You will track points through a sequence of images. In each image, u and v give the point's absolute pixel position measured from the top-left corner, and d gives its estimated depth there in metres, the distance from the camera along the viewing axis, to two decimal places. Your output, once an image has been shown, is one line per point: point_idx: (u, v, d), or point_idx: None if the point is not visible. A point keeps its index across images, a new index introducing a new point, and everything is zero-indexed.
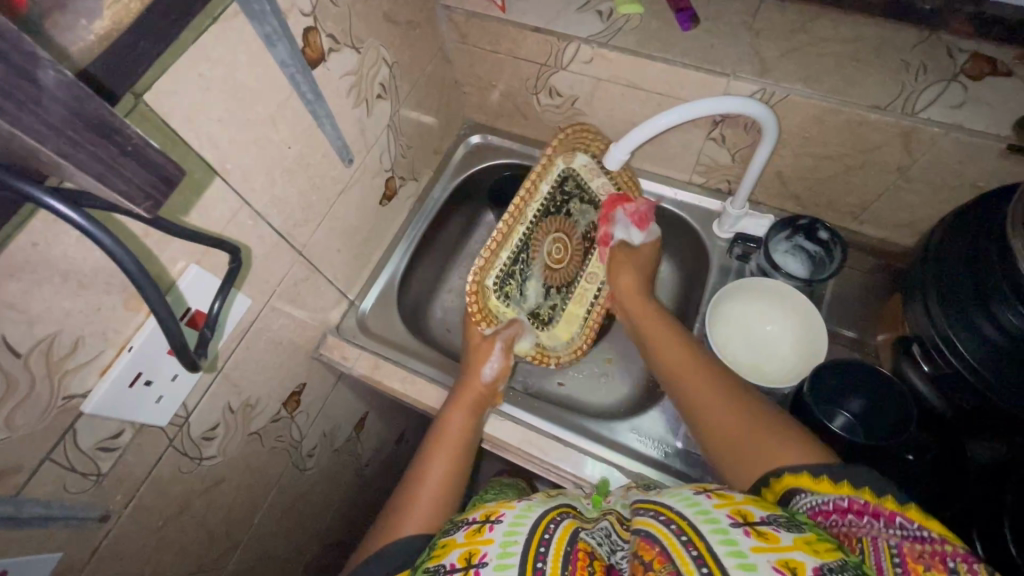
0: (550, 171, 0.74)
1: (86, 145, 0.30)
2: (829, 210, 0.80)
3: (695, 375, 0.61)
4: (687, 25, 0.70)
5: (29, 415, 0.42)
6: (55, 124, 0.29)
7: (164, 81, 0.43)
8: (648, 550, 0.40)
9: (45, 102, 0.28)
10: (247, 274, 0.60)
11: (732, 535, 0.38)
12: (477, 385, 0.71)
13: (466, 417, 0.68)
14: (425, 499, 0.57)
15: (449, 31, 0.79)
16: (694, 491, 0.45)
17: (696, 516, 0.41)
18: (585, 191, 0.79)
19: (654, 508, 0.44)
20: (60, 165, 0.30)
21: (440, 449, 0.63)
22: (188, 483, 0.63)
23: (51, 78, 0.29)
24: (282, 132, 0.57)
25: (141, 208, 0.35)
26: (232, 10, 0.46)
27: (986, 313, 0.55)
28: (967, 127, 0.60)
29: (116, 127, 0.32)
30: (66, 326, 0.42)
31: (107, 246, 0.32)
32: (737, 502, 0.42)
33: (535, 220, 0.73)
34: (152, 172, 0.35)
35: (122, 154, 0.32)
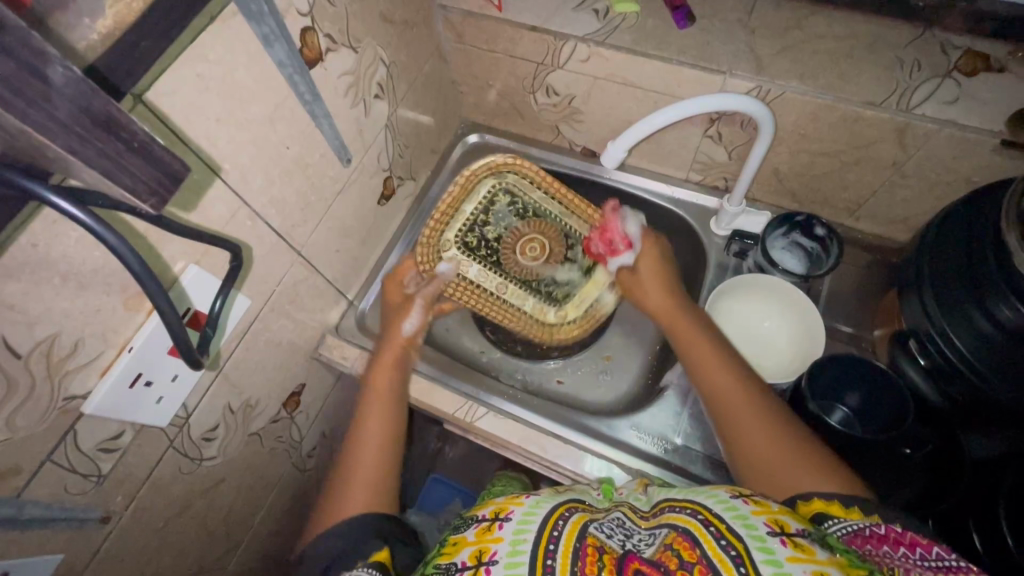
0: (448, 246, 0.83)
1: (93, 142, 0.31)
2: (826, 207, 0.80)
3: (720, 390, 0.59)
4: (683, 24, 0.70)
5: (30, 416, 0.42)
6: (64, 120, 0.29)
7: (166, 79, 0.43)
8: (684, 545, 0.41)
9: (53, 98, 0.29)
10: (246, 274, 0.60)
11: (769, 543, 0.39)
12: (398, 340, 0.74)
13: (390, 373, 0.70)
14: (365, 460, 0.59)
15: (446, 30, 0.79)
16: (729, 493, 0.45)
17: (731, 518, 0.42)
18: (472, 212, 0.85)
19: (690, 506, 0.45)
20: (66, 161, 0.30)
21: (372, 406, 0.65)
22: (189, 483, 0.63)
23: (60, 75, 0.29)
24: (281, 132, 0.57)
25: (145, 204, 0.35)
26: (230, 11, 0.46)
27: (979, 309, 0.56)
28: (961, 123, 0.61)
29: (122, 124, 0.32)
30: (66, 326, 0.42)
31: (114, 246, 0.32)
32: (774, 511, 0.43)
33: (487, 269, 0.85)
34: (158, 169, 0.35)
35: (127, 150, 0.33)
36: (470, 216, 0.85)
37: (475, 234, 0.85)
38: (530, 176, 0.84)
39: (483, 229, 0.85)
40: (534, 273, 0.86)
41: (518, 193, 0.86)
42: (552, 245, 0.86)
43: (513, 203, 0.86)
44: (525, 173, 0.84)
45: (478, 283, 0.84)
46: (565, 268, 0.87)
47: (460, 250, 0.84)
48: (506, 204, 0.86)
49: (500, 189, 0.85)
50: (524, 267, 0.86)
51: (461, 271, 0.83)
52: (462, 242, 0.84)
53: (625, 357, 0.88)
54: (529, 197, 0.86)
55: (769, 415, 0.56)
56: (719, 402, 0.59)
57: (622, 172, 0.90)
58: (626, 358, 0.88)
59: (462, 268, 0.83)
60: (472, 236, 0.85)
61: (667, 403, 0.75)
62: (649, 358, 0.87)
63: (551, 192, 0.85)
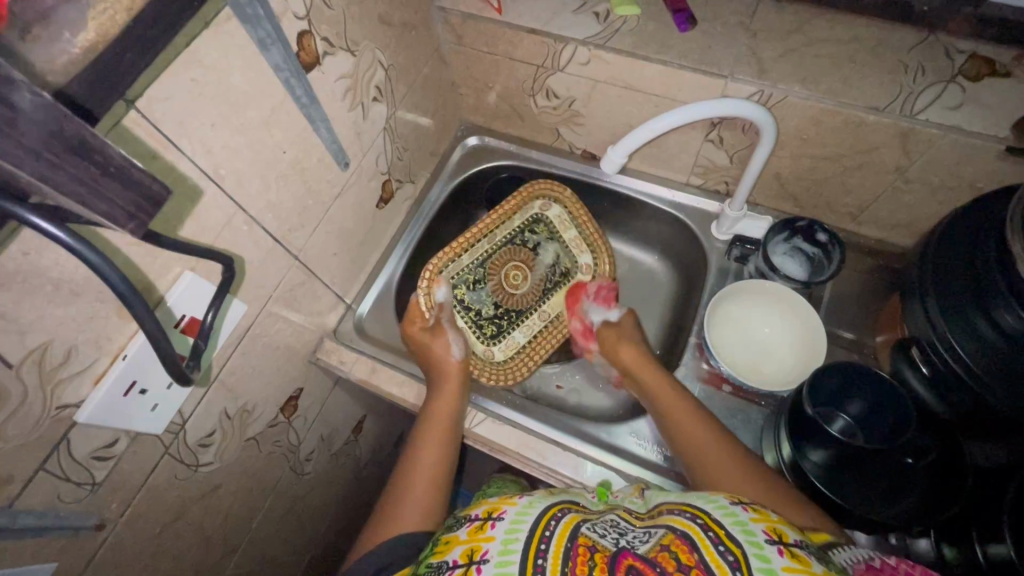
0: (490, 352, 0.83)
1: (64, 166, 0.30)
2: (828, 211, 0.79)
3: (692, 440, 0.62)
4: (684, 27, 0.70)
5: (22, 425, 0.42)
6: (33, 146, 0.29)
7: (160, 85, 0.42)
8: (681, 548, 0.39)
9: (20, 124, 0.28)
10: (242, 280, 0.59)
11: (766, 551, 0.39)
12: (451, 367, 0.74)
13: (452, 397, 0.71)
14: (414, 487, 0.60)
15: (445, 32, 0.79)
16: (729, 499, 0.45)
17: (730, 524, 0.42)
18: (457, 308, 0.84)
19: (691, 510, 0.44)
20: (41, 187, 0.30)
21: (430, 430, 0.67)
22: (185, 489, 0.63)
23: (27, 100, 0.28)
24: (277, 137, 0.56)
25: (126, 229, 0.35)
26: (224, 15, 0.45)
27: (985, 315, 0.55)
28: (965, 128, 0.60)
29: (96, 147, 0.31)
30: (58, 335, 0.42)
31: (96, 263, 0.31)
32: (773, 521, 0.43)
33: (520, 322, 0.85)
34: (134, 190, 0.34)
35: (104, 175, 0.32)
36: (469, 322, 0.84)
37: (484, 324, 0.85)
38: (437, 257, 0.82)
39: (481, 315, 0.85)
40: (539, 280, 0.87)
41: (465, 272, 0.86)
42: (508, 255, 0.87)
43: (472, 282, 0.86)
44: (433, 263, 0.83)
45: (535, 336, 0.85)
46: (549, 257, 0.88)
47: (494, 345, 0.84)
48: (471, 286, 0.86)
49: (457, 283, 0.85)
50: (523, 282, 0.87)
51: (515, 349, 0.84)
52: (484, 337, 0.84)
53: None
54: (476, 263, 0.86)
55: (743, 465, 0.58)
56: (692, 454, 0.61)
57: (623, 175, 0.89)
58: None
59: (516, 343, 0.84)
60: (494, 329, 0.85)
61: None
62: None
63: (474, 248, 0.86)
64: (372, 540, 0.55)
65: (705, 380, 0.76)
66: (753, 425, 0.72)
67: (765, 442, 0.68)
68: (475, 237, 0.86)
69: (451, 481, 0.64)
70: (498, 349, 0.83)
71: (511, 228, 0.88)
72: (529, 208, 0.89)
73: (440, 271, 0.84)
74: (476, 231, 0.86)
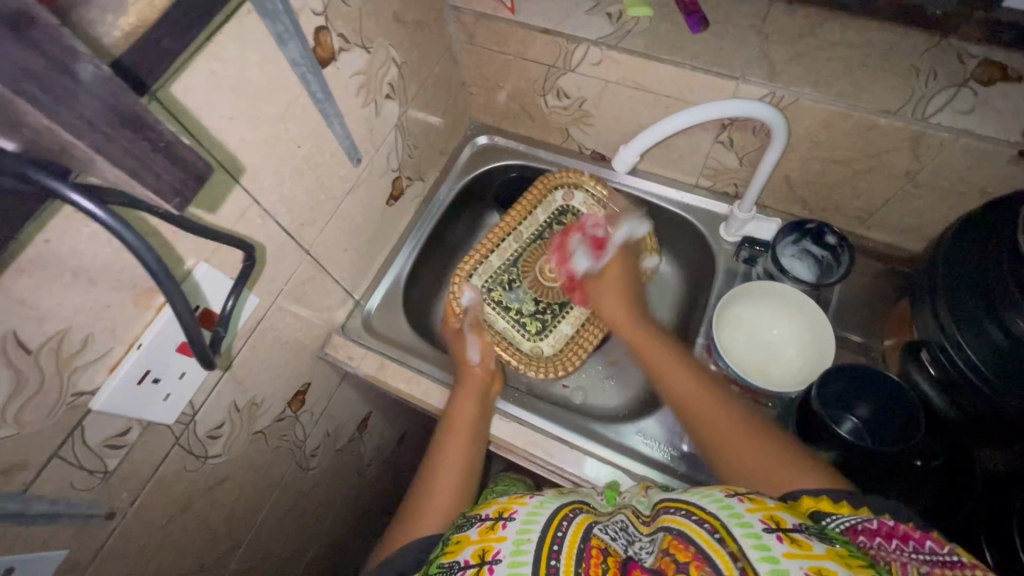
0: (537, 347, 0.84)
1: (118, 140, 0.30)
2: (837, 215, 0.80)
3: (695, 407, 0.63)
4: (696, 28, 0.70)
5: (38, 411, 0.42)
6: (91, 119, 0.29)
7: (183, 76, 0.43)
8: (678, 546, 0.40)
9: (81, 96, 0.28)
10: (257, 274, 0.60)
11: (765, 541, 0.38)
12: (472, 370, 0.74)
13: (473, 402, 0.71)
14: (439, 491, 0.61)
15: (457, 31, 0.79)
16: (725, 493, 0.44)
17: (729, 519, 0.41)
18: (495, 308, 0.85)
19: (684, 507, 0.44)
20: (92, 159, 0.30)
21: (451, 436, 0.67)
22: (193, 481, 0.63)
23: (89, 73, 0.28)
24: (292, 131, 0.57)
25: (169, 204, 0.35)
26: (244, 9, 0.46)
27: (994, 320, 0.55)
28: (976, 132, 0.60)
29: (149, 122, 0.31)
30: (75, 322, 0.42)
31: (130, 241, 0.31)
32: (769, 508, 0.42)
33: (566, 314, 0.86)
34: (181, 169, 0.34)
35: (152, 149, 0.32)
36: (511, 321, 0.85)
37: (528, 320, 0.85)
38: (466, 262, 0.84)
39: (524, 313, 0.86)
40: None
41: (500, 273, 0.87)
42: (539, 253, 0.88)
43: (507, 282, 0.87)
44: (462, 267, 0.85)
45: (581, 326, 0.85)
46: None
47: (541, 341, 0.84)
48: (505, 287, 0.86)
49: (490, 286, 0.86)
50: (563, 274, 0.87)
51: (564, 340, 0.85)
52: (529, 334, 0.85)
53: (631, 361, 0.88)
54: (506, 263, 0.87)
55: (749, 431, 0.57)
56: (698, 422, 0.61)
57: (632, 176, 0.89)
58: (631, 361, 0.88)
59: (563, 335, 0.85)
60: (541, 325, 0.85)
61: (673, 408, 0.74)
62: None
63: (501, 249, 0.87)
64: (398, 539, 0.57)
65: None
66: None
67: None
68: (500, 237, 0.87)
69: (475, 484, 0.65)
70: (546, 344, 0.84)
71: (536, 224, 0.89)
72: (551, 200, 0.89)
73: (471, 275, 0.85)
74: (495, 234, 0.87)
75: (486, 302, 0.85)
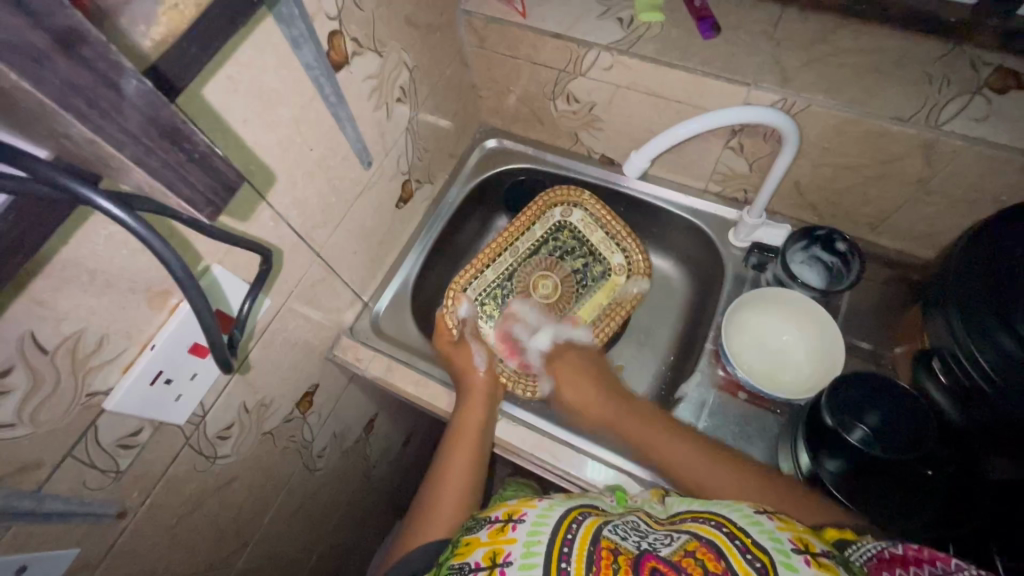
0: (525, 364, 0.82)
1: (158, 152, 0.30)
2: (847, 221, 0.79)
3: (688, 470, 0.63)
4: (708, 34, 0.70)
5: (54, 411, 0.43)
6: (133, 132, 0.29)
7: (204, 83, 0.44)
8: (708, 555, 0.39)
9: (125, 109, 0.28)
10: (275, 279, 0.62)
11: (793, 560, 0.39)
12: (477, 379, 0.73)
13: (482, 410, 0.71)
14: (452, 497, 0.63)
15: (468, 35, 0.79)
16: (753, 509, 0.45)
17: (757, 534, 0.41)
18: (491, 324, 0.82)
19: (714, 518, 0.44)
20: (128, 168, 0.30)
21: (458, 445, 0.67)
22: (203, 481, 0.63)
23: (133, 87, 0.28)
24: (305, 135, 0.57)
25: (201, 212, 0.35)
26: (261, 16, 0.46)
27: (1003, 325, 0.55)
28: (990, 140, 0.60)
29: (186, 134, 0.31)
30: (91, 323, 0.43)
31: (159, 250, 0.31)
32: (799, 530, 0.43)
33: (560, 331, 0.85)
34: (212, 176, 0.34)
35: (187, 160, 0.32)
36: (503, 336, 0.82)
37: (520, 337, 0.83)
38: (462, 276, 0.83)
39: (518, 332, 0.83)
40: (567, 284, 0.86)
41: (494, 288, 0.84)
42: (531, 269, 0.86)
43: (501, 296, 0.84)
44: (458, 280, 0.83)
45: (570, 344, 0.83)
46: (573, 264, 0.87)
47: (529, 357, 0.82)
48: (501, 300, 0.84)
49: (484, 299, 0.83)
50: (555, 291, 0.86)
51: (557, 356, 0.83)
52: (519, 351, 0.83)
53: (637, 368, 0.89)
54: (501, 278, 0.85)
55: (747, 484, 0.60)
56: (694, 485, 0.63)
57: (641, 180, 0.89)
58: (638, 368, 0.89)
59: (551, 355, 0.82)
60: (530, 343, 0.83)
61: (682, 415, 0.75)
62: (663, 369, 0.88)
63: (495, 263, 0.85)
64: (412, 545, 0.58)
65: (722, 387, 0.76)
66: (768, 433, 0.72)
67: (781, 450, 0.70)
68: (497, 251, 0.86)
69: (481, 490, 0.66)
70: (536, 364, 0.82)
71: (534, 237, 0.88)
72: (549, 216, 0.88)
73: (466, 287, 0.83)
74: (491, 247, 0.85)
75: (479, 317, 0.83)
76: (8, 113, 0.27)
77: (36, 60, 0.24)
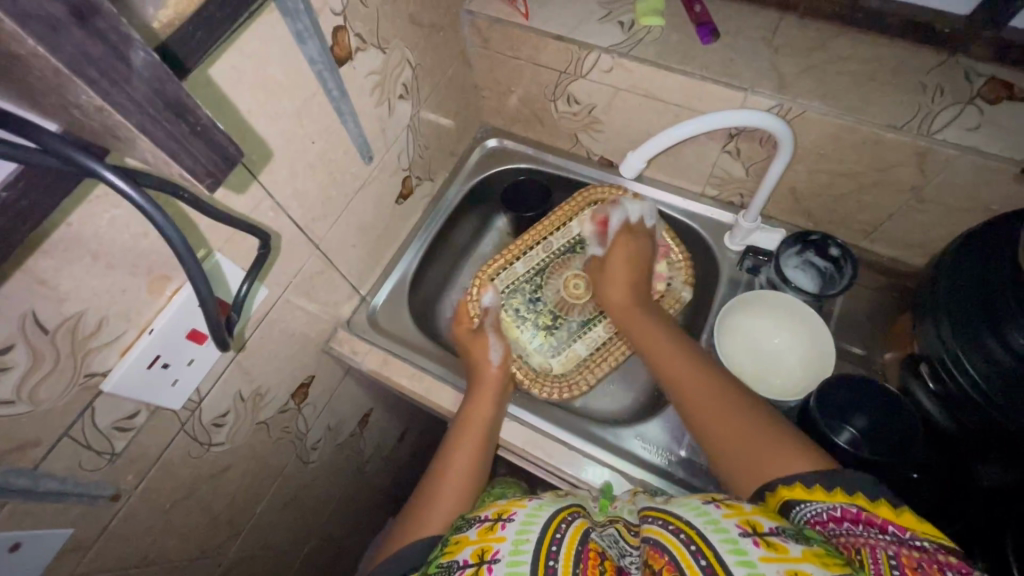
0: (548, 363, 0.83)
1: (163, 123, 0.30)
2: (841, 227, 0.80)
3: (695, 395, 0.61)
4: (707, 39, 0.71)
5: (53, 389, 0.43)
6: (139, 101, 0.28)
7: (212, 75, 0.45)
8: (655, 555, 0.41)
9: (134, 82, 0.28)
10: (269, 267, 0.62)
11: (741, 545, 0.39)
12: (490, 370, 0.74)
13: (490, 402, 0.72)
14: (450, 489, 0.62)
15: (471, 35, 0.80)
16: (701, 501, 0.46)
17: (705, 526, 0.42)
18: (513, 315, 0.86)
19: (662, 517, 0.44)
20: (135, 138, 0.30)
21: (466, 435, 0.68)
22: (197, 468, 0.64)
23: (141, 59, 0.27)
24: (307, 127, 0.58)
25: (202, 184, 0.34)
26: (267, 9, 0.48)
27: (993, 333, 0.55)
28: (982, 150, 0.61)
29: (189, 108, 0.31)
30: (92, 305, 0.43)
31: (159, 222, 0.32)
32: (746, 513, 0.43)
33: (581, 334, 0.85)
34: (214, 151, 0.33)
35: (191, 133, 0.32)
36: (529, 331, 0.85)
37: (549, 334, 0.85)
38: (493, 262, 0.86)
39: (550, 329, 0.85)
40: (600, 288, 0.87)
41: (523, 280, 0.87)
42: (567, 266, 0.88)
43: (529, 291, 0.87)
44: (488, 267, 0.86)
45: (596, 350, 0.83)
46: None
47: (553, 357, 0.83)
48: (527, 295, 0.87)
49: (511, 291, 0.86)
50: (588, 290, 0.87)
51: (575, 361, 0.83)
52: (543, 348, 0.84)
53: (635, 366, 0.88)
54: (530, 272, 0.88)
55: (749, 408, 0.57)
56: (692, 405, 0.61)
57: (639, 183, 0.91)
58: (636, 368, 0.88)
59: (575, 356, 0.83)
60: (557, 339, 0.85)
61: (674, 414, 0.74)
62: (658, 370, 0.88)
63: (525, 255, 0.88)
64: (402, 540, 0.58)
65: None
66: None
67: None
68: (528, 246, 0.88)
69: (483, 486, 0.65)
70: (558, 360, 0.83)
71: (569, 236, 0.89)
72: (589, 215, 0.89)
73: (494, 277, 0.86)
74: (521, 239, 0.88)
75: (505, 307, 0.86)
76: (21, 88, 0.28)
77: (53, 27, 0.24)
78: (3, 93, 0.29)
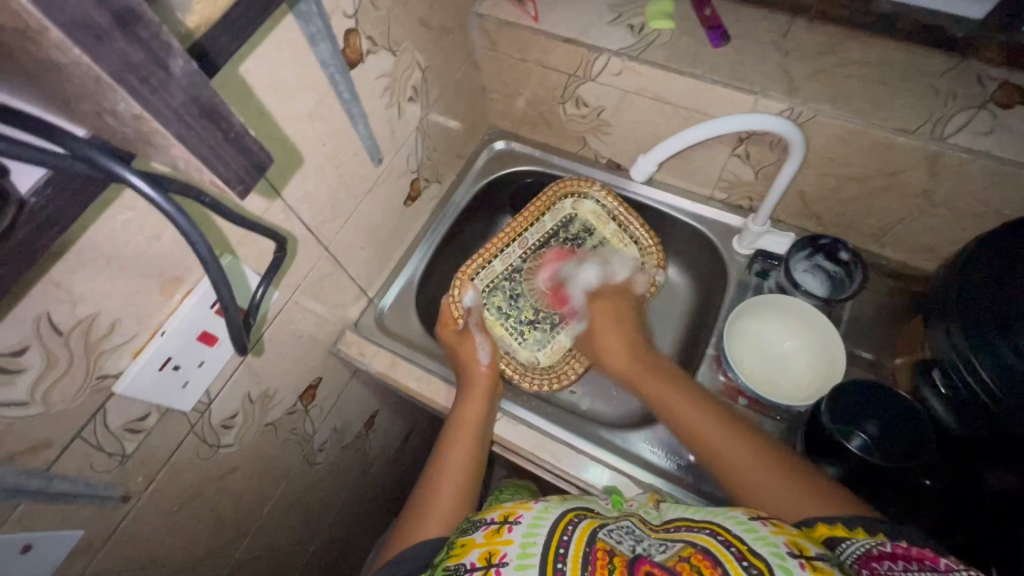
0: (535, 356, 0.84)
1: (199, 130, 0.29)
2: (850, 231, 0.80)
3: (699, 430, 0.62)
4: (718, 42, 0.71)
5: (66, 391, 0.43)
6: (177, 108, 0.28)
7: (223, 79, 0.45)
8: (703, 561, 0.40)
9: (171, 87, 0.27)
10: (285, 271, 0.63)
11: (789, 562, 0.39)
12: (480, 373, 0.74)
13: (481, 402, 0.71)
14: (445, 497, 0.62)
15: (480, 37, 0.81)
16: (747, 515, 0.45)
17: (752, 538, 0.42)
18: (495, 313, 0.86)
19: (709, 527, 0.44)
20: (167, 141, 0.30)
21: (456, 443, 0.67)
22: (204, 469, 0.64)
23: (180, 67, 0.27)
24: (318, 129, 0.58)
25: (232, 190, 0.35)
26: (282, 11, 0.48)
27: (1004, 338, 0.55)
28: (995, 155, 0.60)
29: (225, 114, 0.30)
30: (105, 307, 0.43)
31: (182, 226, 0.32)
32: (793, 534, 0.43)
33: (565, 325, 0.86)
34: (246, 158, 0.33)
35: (225, 140, 0.31)
36: (511, 329, 0.86)
37: (532, 330, 0.86)
38: (469, 265, 0.86)
39: (532, 326, 0.86)
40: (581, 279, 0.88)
41: (501, 280, 0.87)
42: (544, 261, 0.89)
43: (508, 291, 0.87)
44: (465, 271, 0.86)
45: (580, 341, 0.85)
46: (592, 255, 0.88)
47: (540, 351, 0.85)
48: (507, 293, 0.87)
49: (491, 291, 0.86)
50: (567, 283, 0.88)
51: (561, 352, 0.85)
52: (527, 343, 0.85)
53: None
54: (510, 271, 0.88)
55: (754, 447, 0.58)
56: (701, 443, 0.61)
57: (647, 185, 0.90)
58: None
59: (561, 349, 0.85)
60: (542, 337, 0.85)
61: None
62: None
63: (500, 255, 0.88)
64: (402, 544, 0.58)
65: (722, 393, 0.76)
66: None
67: None
68: (505, 243, 0.88)
69: (477, 491, 0.65)
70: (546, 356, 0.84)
71: (546, 229, 0.89)
72: (560, 207, 0.90)
73: (474, 278, 0.86)
74: (496, 241, 0.88)
75: (486, 307, 0.86)
76: (43, 91, 0.28)
77: (97, 36, 0.23)
78: (25, 96, 0.29)
